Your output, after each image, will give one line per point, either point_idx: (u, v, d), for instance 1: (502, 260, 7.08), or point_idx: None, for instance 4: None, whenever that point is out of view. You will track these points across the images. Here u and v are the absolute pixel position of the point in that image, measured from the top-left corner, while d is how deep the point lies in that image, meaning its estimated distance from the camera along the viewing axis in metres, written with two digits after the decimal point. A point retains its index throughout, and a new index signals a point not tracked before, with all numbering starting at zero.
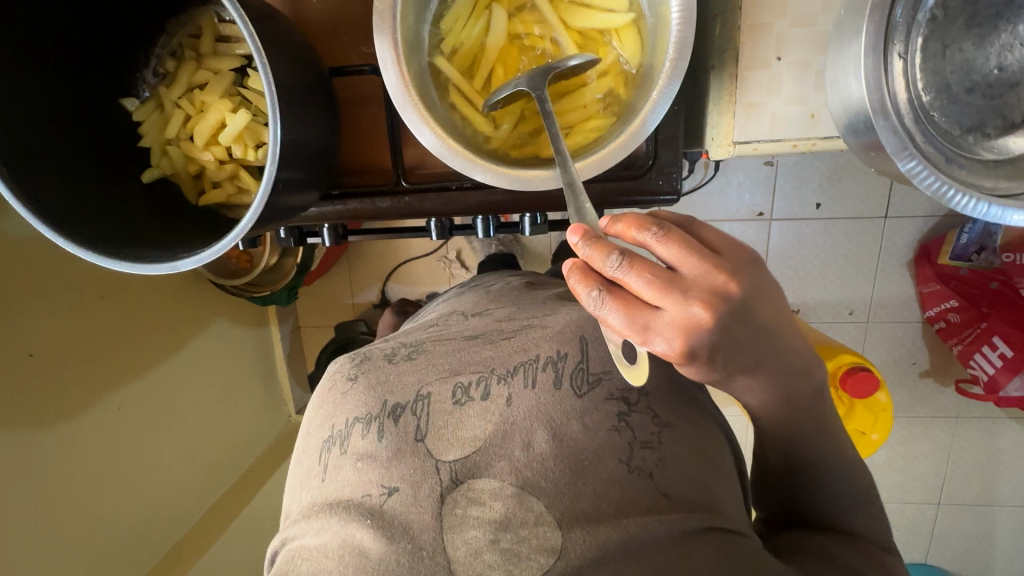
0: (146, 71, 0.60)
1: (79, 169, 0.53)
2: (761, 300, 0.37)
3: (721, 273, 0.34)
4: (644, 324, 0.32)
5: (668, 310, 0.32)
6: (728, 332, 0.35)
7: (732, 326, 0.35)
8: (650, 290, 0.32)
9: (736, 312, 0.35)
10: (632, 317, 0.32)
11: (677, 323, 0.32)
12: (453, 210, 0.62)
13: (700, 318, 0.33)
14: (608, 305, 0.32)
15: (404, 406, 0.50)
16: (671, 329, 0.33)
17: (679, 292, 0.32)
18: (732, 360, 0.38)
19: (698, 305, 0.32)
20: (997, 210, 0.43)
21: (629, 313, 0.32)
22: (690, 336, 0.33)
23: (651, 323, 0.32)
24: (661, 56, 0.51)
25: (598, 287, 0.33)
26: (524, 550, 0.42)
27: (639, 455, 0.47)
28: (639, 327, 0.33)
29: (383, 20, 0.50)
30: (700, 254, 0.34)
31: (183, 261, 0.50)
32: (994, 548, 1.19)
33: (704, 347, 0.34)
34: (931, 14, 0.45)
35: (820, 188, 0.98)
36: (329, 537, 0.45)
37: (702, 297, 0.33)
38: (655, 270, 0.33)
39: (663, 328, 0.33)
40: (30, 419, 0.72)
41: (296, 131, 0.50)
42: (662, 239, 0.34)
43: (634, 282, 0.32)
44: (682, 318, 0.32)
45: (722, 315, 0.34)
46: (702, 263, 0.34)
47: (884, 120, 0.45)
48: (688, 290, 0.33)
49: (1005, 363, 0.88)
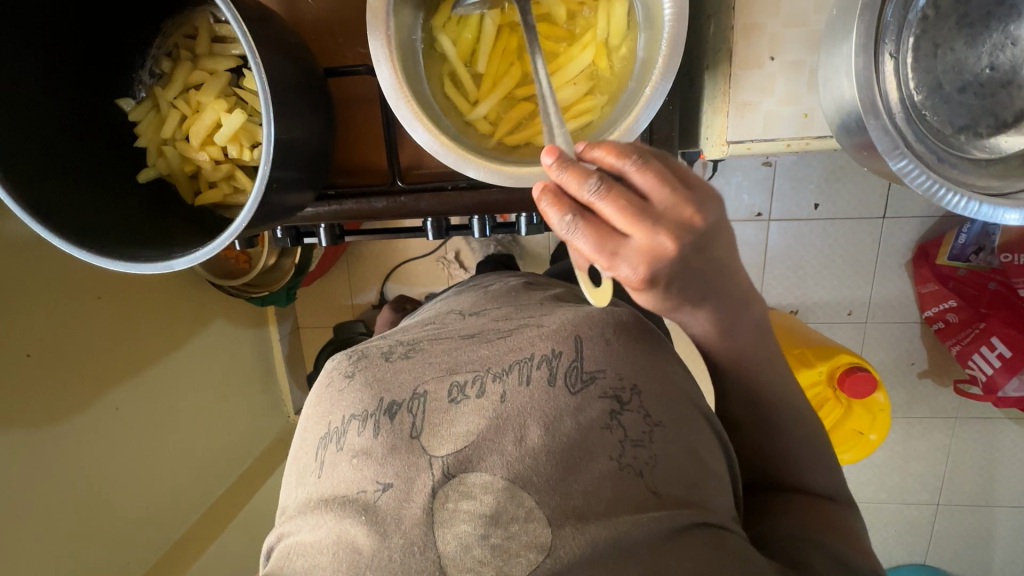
0: (142, 71, 0.60)
1: (75, 169, 0.53)
2: (724, 237, 0.37)
3: (694, 206, 0.34)
4: (613, 250, 0.32)
5: (637, 238, 0.32)
6: (690, 264, 0.35)
7: (694, 260, 0.36)
8: (621, 217, 0.32)
9: (700, 245, 0.35)
10: (601, 242, 0.32)
11: (644, 251, 0.32)
12: (448, 210, 0.62)
13: (667, 248, 0.33)
14: (579, 230, 0.32)
15: (399, 404, 0.50)
16: (638, 256, 0.33)
17: (650, 221, 0.32)
18: (690, 292, 0.39)
19: (667, 236, 0.32)
20: (989, 209, 0.44)
21: (598, 239, 0.32)
22: (655, 266, 0.33)
23: (619, 249, 0.32)
24: (654, 53, 0.51)
25: (570, 212, 0.32)
26: (515, 547, 0.42)
27: (631, 453, 0.47)
28: (608, 253, 0.32)
29: (376, 18, 0.50)
30: (676, 184, 0.34)
31: (178, 261, 0.50)
32: (993, 550, 1.19)
33: (667, 274, 0.34)
34: (923, 14, 0.46)
35: (818, 188, 0.98)
36: (324, 533, 0.45)
37: (673, 229, 0.33)
38: (628, 197, 0.32)
39: (630, 256, 0.33)
40: (26, 418, 0.72)
41: (291, 130, 0.50)
42: (640, 167, 0.33)
43: (607, 209, 0.32)
44: (650, 248, 0.32)
45: (689, 246, 0.34)
46: (677, 193, 0.33)
47: (875, 119, 0.45)
48: (660, 219, 0.32)
49: (1004, 363, 0.87)
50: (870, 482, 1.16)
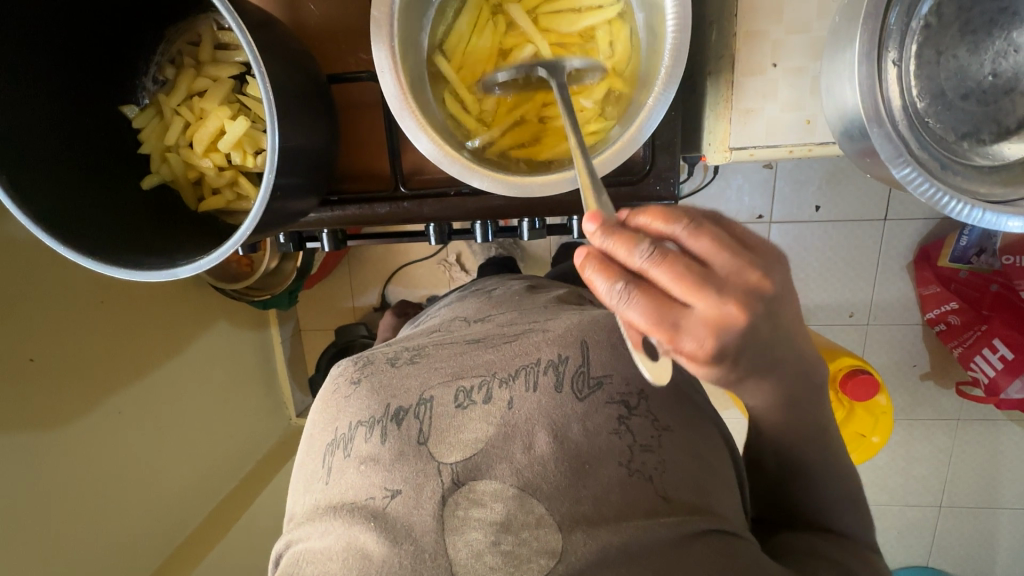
0: (145, 78, 0.60)
1: (79, 176, 0.53)
2: (786, 302, 0.35)
3: (751, 270, 0.32)
4: (675, 321, 0.30)
5: (701, 307, 0.30)
6: (754, 334, 0.33)
7: (758, 328, 0.33)
8: (680, 285, 0.30)
9: (763, 311, 0.33)
10: (660, 313, 0.29)
11: (710, 320, 0.30)
12: (451, 216, 0.62)
13: (731, 316, 0.30)
14: (636, 301, 0.29)
15: (407, 410, 0.50)
16: (701, 328, 0.30)
17: (711, 287, 0.30)
18: (752, 363, 0.36)
19: (729, 302, 0.30)
20: (992, 216, 0.44)
21: (660, 310, 0.29)
22: (721, 337, 0.30)
23: (683, 320, 0.30)
24: (657, 63, 0.52)
25: (622, 278, 0.29)
26: (525, 552, 0.42)
27: (639, 457, 0.47)
28: (670, 326, 0.30)
29: (380, 29, 0.50)
30: (728, 248, 0.32)
31: (183, 268, 0.50)
32: (996, 552, 1.19)
33: (733, 346, 0.32)
34: (926, 21, 0.46)
35: (819, 191, 0.98)
36: (333, 539, 0.45)
37: (734, 295, 0.31)
38: (684, 263, 0.30)
39: (694, 327, 0.30)
40: (30, 423, 0.72)
41: (295, 137, 0.50)
42: (690, 232, 0.32)
43: (662, 275, 0.30)
44: (714, 316, 0.30)
45: (753, 313, 0.32)
46: (731, 258, 0.32)
47: (878, 127, 0.45)
48: (721, 286, 0.31)
49: (1006, 365, 0.88)
50: (872, 484, 1.16)
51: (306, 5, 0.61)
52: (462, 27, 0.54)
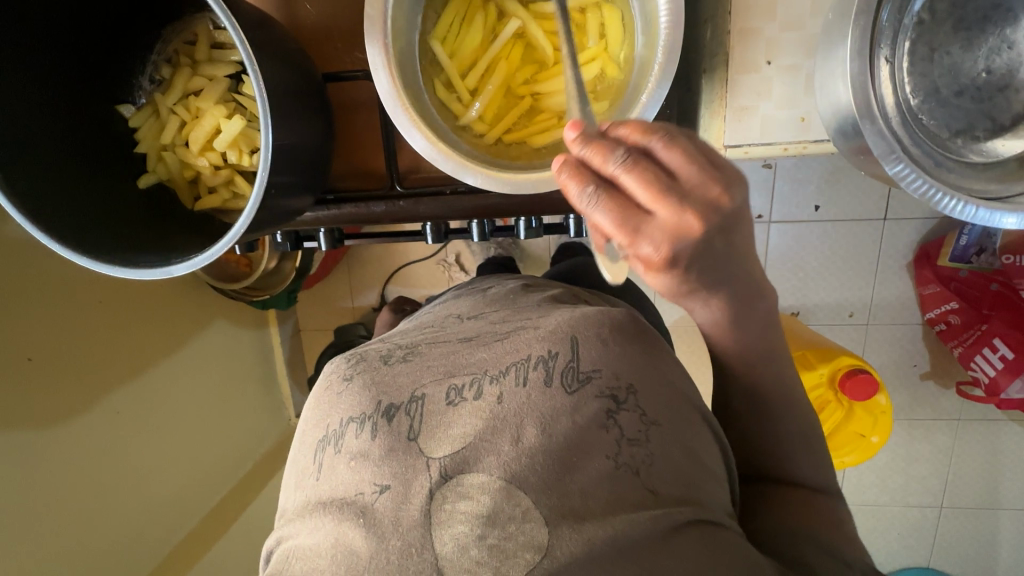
0: (142, 77, 0.60)
1: (75, 175, 0.53)
2: (745, 222, 0.38)
3: (719, 185, 0.34)
4: (635, 226, 0.33)
5: (660, 215, 0.33)
6: (711, 247, 0.36)
7: (716, 240, 0.36)
8: (645, 194, 0.33)
9: (724, 226, 0.36)
10: (623, 217, 0.33)
11: (667, 228, 0.33)
12: (447, 214, 0.62)
13: (690, 227, 0.33)
14: (601, 204, 0.33)
15: (397, 407, 0.50)
16: (660, 233, 0.33)
17: (675, 198, 0.33)
18: (704, 276, 0.40)
19: (690, 214, 0.33)
20: (986, 213, 0.44)
21: (621, 215, 0.33)
22: (677, 243, 0.34)
23: (642, 226, 0.33)
24: (650, 60, 0.51)
25: (592, 184, 0.33)
26: (511, 547, 0.42)
27: (628, 452, 0.47)
28: (630, 229, 0.33)
29: (373, 27, 0.50)
30: (702, 162, 0.34)
31: (177, 267, 0.50)
32: (997, 552, 1.18)
33: (687, 255, 0.35)
34: (919, 18, 0.46)
35: (818, 191, 0.98)
36: (323, 536, 0.45)
37: (696, 207, 0.33)
38: (653, 173, 0.33)
39: (654, 233, 0.33)
40: (27, 422, 0.72)
41: (290, 135, 0.50)
42: (667, 144, 0.34)
43: (629, 184, 0.33)
44: (673, 225, 0.33)
45: (711, 227, 0.35)
46: (703, 172, 0.34)
47: (870, 123, 0.45)
48: (685, 197, 0.33)
49: (1006, 365, 0.87)
50: (872, 484, 1.15)
51: (301, 5, 0.61)
52: (450, 22, 0.55)
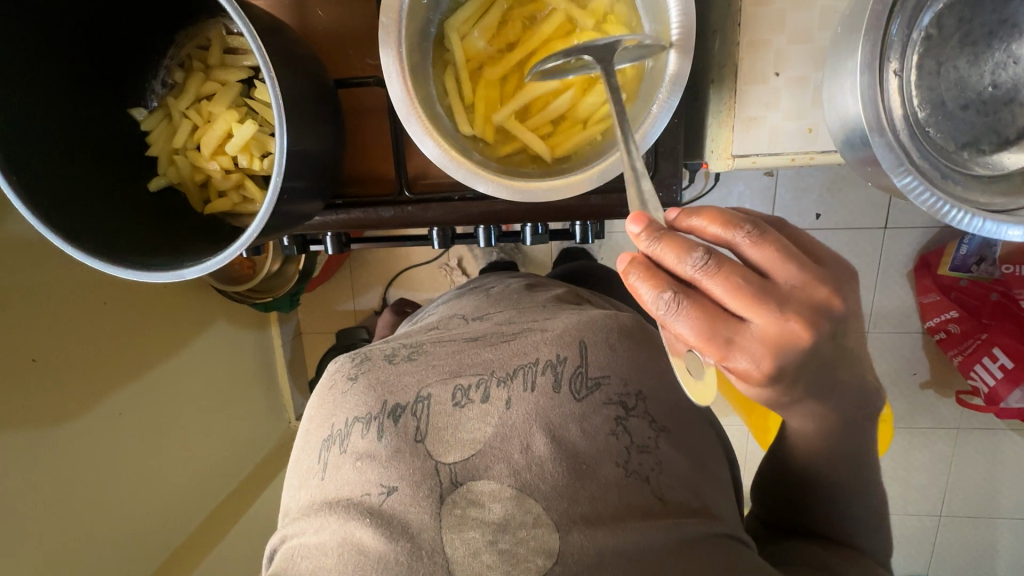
0: (154, 81, 0.61)
1: (86, 178, 0.53)
2: (847, 324, 0.37)
3: (812, 289, 0.34)
4: (730, 334, 0.32)
5: (757, 322, 0.32)
6: (815, 352, 0.35)
7: (819, 344, 0.35)
8: (736, 299, 0.32)
9: (828, 328, 0.35)
10: (716, 323, 0.31)
11: (764, 335, 0.32)
12: (454, 220, 0.63)
13: (793, 334, 0.32)
14: (687, 309, 0.31)
15: (404, 408, 0.50)
16: (756, 342, 0.32)
17: (773, 305, 0.32)
18: (804, 384, 0.39)
19: (790, 320, 0.32)
20: (993, 225, 0.44)
21: (713, 320, 0.31)
22: (775, 351, 0.32)
23: (737, 334, 0.32)
24: (660, 71, 0.52)
25: (670, 289, 0.31)
26: (522, 551, 0.42)
27: (637, 459, 0.48)
28: (724, 338, 0.32)
29: (388, 35, 0.51)
30: (788, 263, 0.34)
31: (189, 270, 0.50)
32: (995, 561, 1.18)
33: (789, 363, 0.34)
34: (926, 33, 0.46)
35: (819, 199, 0.98)
36: (329, 536, 0.45)
37: (795, 313, 0.33)
38: (744, 278, 0.32)
39: (749, 341, 0.32)
40: (31, 423, 0.72)
41: (303, 141, 0.50)
42: (751, 244, 0.34)
43: (714, 288, 0.32)
44: (771, 331, 0.32)
45: (814, 332, 0.34)
46: (789, 275, 0.34)
47: (880, 136, 0.45)
48: (782, 304, 0.32)
49: (1005, 374, 0.88)
50: None
51: (314, 12, 0.61)
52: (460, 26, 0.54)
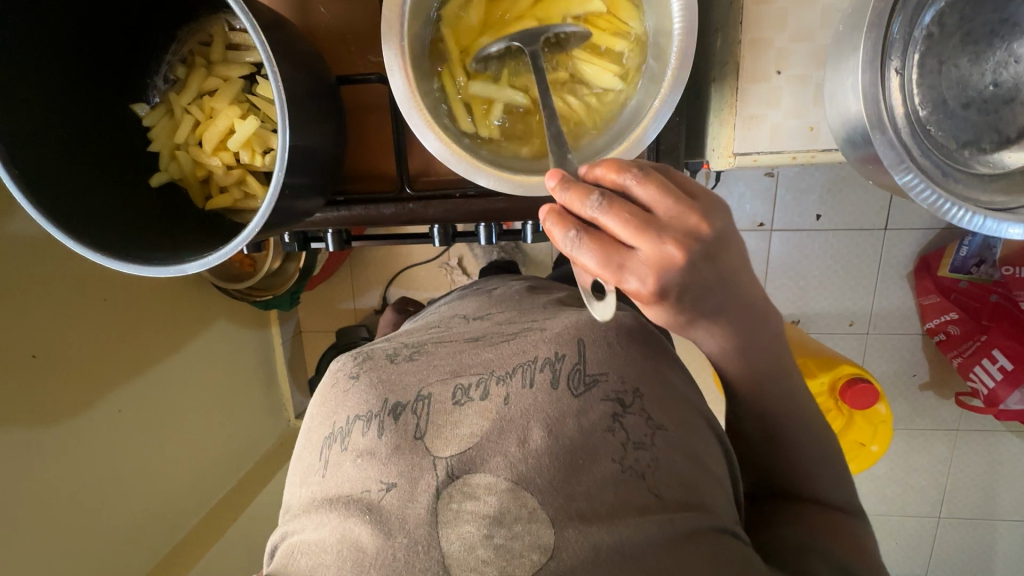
0: (156, 77, 0.61)
1: (88, 172, 0.53)
2: (730, 247, 0.38)
3: (695, 214, 0.36)
4: (619, 263, 0.34)
5: (642, 250, 0.34)
6: (699, 273, 0.37)
7: (702, 269, 0.37)
8: (625, 231, 0.34)
9: (705, 253, 0.37)
10: (608, 255, 0.34)
11: (651, 261, 0.34)
12: (455, 218, 0.63)
13: (672, 258, 0.35)
14: (585, 244, 0.34)
15: (404, 405, 0.50)
16: (645, 268, 0.35)
17: (654, 232, 0.34)
18: (701, 307, 0.40)
19: (670, 244, 0.35)
20: (993, 223, 0.44)
21: (605, 252, 0.34)
22: (661, 275, 0.35)
23: (626, 261, 0.34)
24: (663, 69, 0.52)
25: (574, 228, 0.34)
26: (517, 547, 0.42)
27: (633, 455, 0.48)
28: (615, 266, 0.34)
29: (391, 31, 0.51)
30: (677, 194, 0.36)
31: (190, 264, 0.50)
32: (994, 562, 1.18)
33: (674, 284, 0.36)
34: (928, 31, 0.46)
35: (820, 200, 0.98)
36: (328, 533, 0.45)
37: (675, 236, 0.35)
38: (630, 209, 0.34)
39: (637, 267, 0.35)
40: (30, 419, 0.72)
41: (304, 137, 0.50)
42: (639, 181, 0.36)
43: (610, 223, 0.34)
44: (655, 257, 0.34)
45: (694, 255, 0.35)
46: (678, 205, 0.35)
47: (881, 134, 0.45)
48: (663, 229, 0.35)
49: (1005, 376, 0.88)
50: (872, 494, 1.15)
51: (316, 9, 0.62)
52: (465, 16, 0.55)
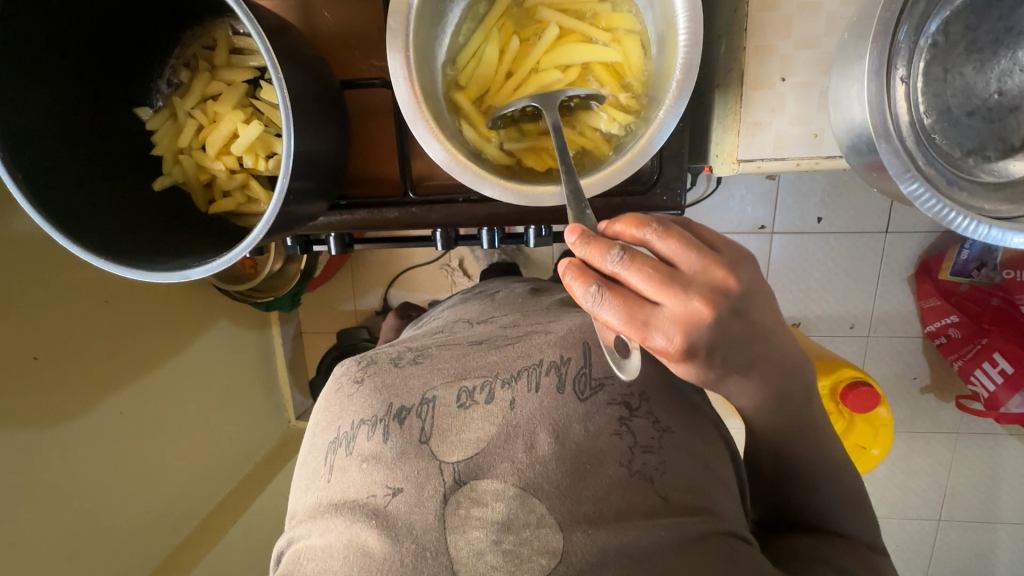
0: (160, 81, 0.61)
1: (91, 177, 0.53)
2: (759, 300, 0.38)
3: (722, 270, 0.36)
4: (644, 318, 0.33)
5: (668, 305, 0.33)
6: (729, 329, 0.36)
7: (731, 325, 0.36)
8: (649, 286, 0.34)
9: (735, 309, 0.36)
10: (632, 311, 0.34)
11: (678, 317, 0.33)
12: (459, 222, 0.63)
13: (700, 312, 0.34)
14: (608, 300, 0.34)
15: (409, 410, 0.50)
16: (672, 324, 0.34)
17: (679, 287, 0.34)
18: (731, 364, 0.39)
19: (697, 300, 0.34)
20: (997, 232, 0.44)
21: (629, 308, 0.34)
22: (689, 332, 0.34)
23: (651, 317, 0.33)
24: (668, 77, 0.52)
25: (596, 283, 0.34)
26: (525, 552, 0.42)
27: (640, 459, 0.48)
28: (640, 322, 0.34)
29: (396, 38, 0.51)
30: (699, 249, 0.36)
31: (194, 270, 0.50)
32: (994, 565, 1.18)
33: (705, 342, 0.35)
34: (933, 40, 0.46)
35: (821, 203, 0.98)
36: (335, 538, 0.45)
37: (700, 291, 0.34)
38: (652, 265, 0.34)
39: (663, 324, 0.34)
40: (32, 421, 0.72)
41: (309, 142, 0.50)
42: (660, 236, 0.36)
43: (633, 278, 0.34)
44: (682, 312, 0.33)
45: (724, 310, 0.35)
46: (701, 259, 0.35)
47: (886, 142, 0.45)
48: (688, 284, 0.34)
49: (1005, 379, 0.88)
50: (872, 496, 1.16)
51: (320, 13, 0.62)
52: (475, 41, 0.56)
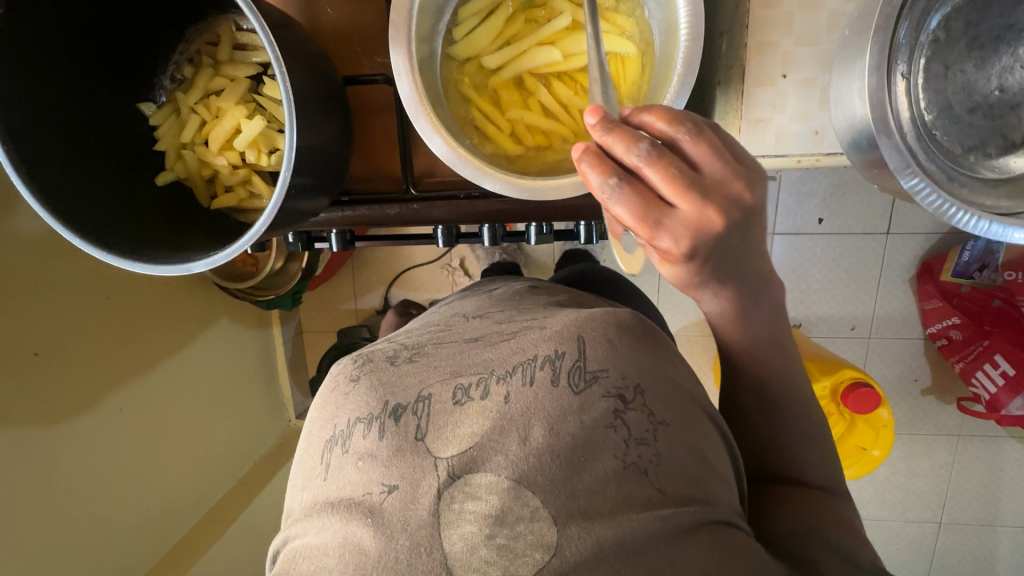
0: (165, 76, 0.62)
1: (94, 170, 0.54)
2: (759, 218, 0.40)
3: (739, 181, 0.38)
4: (657, 219, 0.35)
5: (682, 209, 0.36)
6: (727, 241, 0.39)
7: (731, 236, 0.39)
8: (668, 188, 0.35)
9: (740, 222, 0.39)
10: (647, 208, 0.35)
11: (688, 222, 0.36)
12: (460, 218, 0.63)
13: (709, 221, 0.36)
14: (624, 194, 0.35)
15: (404, 408, 0.50)
16: (682, 229, 0.36)
17: (697, 194, 0.36)
18: (718, 271, 0.42)
19: (710, 210, 0.36)
20: (998, 228, 0.44)
21: (644, 205, 0.35)
22: (695, 237, 0.37)
23: (664, 219, 0.36)
24: (669, 72, 0.52)
25: (614, 175, 0.35)
26: (519, 546, 0.42)
27: (636, 451, 0.47)
28: (652, 222, 0.36)
29: (398, 33, 0.51)
30: (722, 158, 0.37)
31: (196, 263, 0.50)
32: (995, 568, 1.18)
33: (704, 249, 0.38)
34: (934, 36, 0.47)
35: (822, 204, 0.99)
36: (330, 536, 0.45)
37: (717, 202, 0.36)
38: (677, 168, 0.36)
39: (674, 227, 0.36)
40: (34, 416, 0.73)
41: (311, 138, 0.51)
42: (690, 139, 0.37)
43: (653, 176, 0.35)
44: (694, 219, 0.36)
45: (731, 220, 0.37)
46: (723, 168, 0.37)
47: (887, 138, 0.45)
48: (704, 193, 0.36)
49: (1007, 381, 0.88)
50: (873, 498, 1.15)
51: (323, 9, 0.62)
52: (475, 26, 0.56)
